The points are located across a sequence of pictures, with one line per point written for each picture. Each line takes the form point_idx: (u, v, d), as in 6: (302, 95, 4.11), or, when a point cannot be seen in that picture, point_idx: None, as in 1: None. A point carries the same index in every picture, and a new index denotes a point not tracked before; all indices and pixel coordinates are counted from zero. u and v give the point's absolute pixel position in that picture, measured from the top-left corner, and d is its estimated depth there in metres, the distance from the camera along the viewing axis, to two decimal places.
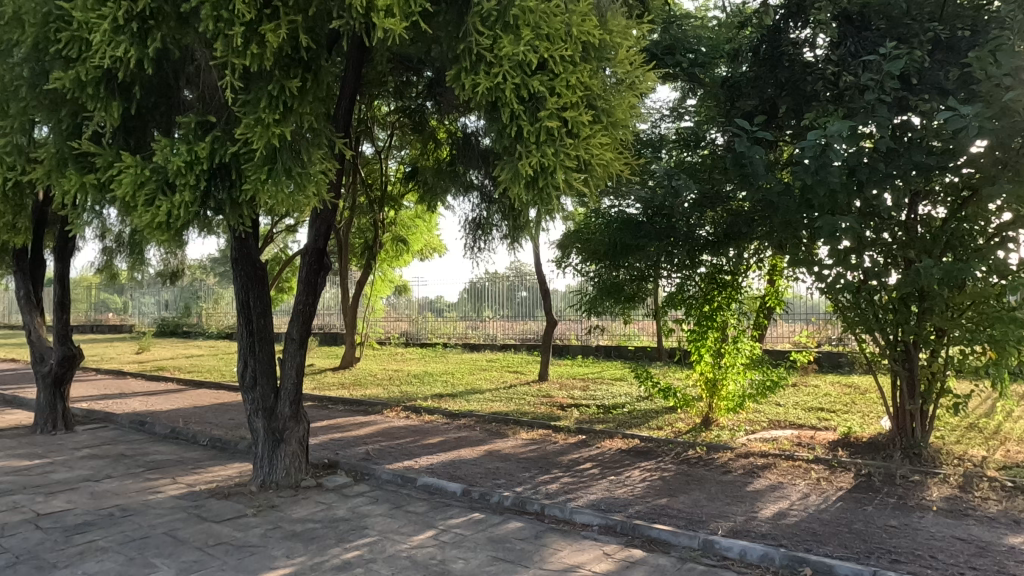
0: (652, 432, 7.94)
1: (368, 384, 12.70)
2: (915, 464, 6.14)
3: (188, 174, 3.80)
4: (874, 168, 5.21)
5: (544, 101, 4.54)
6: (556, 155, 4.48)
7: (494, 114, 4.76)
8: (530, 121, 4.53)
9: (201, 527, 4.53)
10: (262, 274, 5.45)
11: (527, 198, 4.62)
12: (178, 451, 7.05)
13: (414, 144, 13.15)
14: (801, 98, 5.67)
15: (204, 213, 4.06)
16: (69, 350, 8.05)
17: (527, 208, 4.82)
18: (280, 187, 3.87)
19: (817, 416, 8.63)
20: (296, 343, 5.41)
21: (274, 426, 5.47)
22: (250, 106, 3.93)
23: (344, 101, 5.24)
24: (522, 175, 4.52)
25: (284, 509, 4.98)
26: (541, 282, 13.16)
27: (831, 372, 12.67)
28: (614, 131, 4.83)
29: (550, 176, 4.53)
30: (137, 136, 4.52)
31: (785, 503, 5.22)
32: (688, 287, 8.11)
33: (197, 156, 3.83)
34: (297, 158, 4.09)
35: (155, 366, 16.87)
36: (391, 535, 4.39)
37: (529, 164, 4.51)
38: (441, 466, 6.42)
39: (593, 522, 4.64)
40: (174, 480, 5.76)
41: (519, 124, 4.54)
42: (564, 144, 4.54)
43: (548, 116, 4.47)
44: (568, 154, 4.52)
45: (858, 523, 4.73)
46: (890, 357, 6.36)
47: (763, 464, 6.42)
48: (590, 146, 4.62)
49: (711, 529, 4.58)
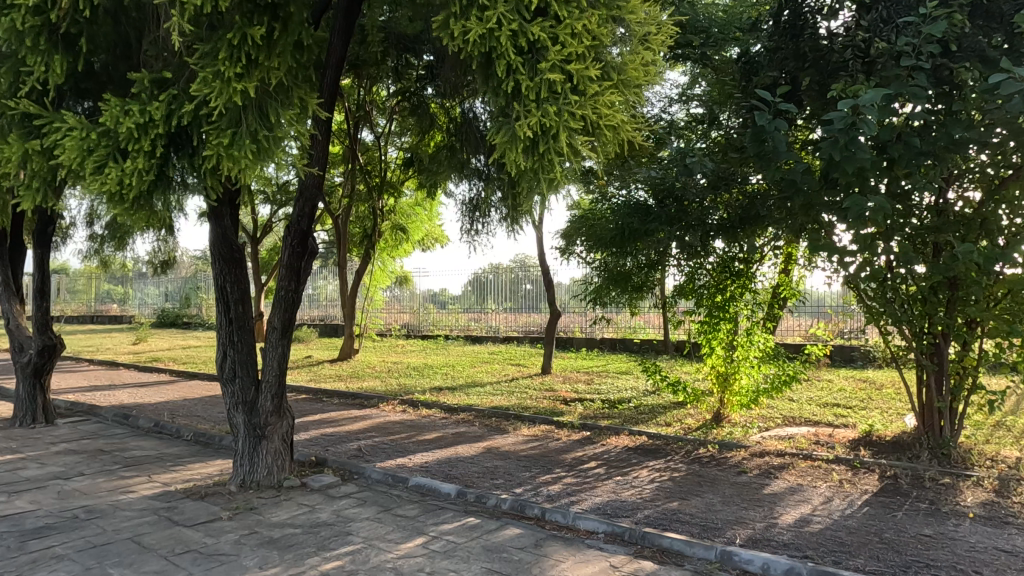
0: (660, 429, 7.53)
1: (366, 376, 12.33)
2: (944, 465, 5.72)
3: (142, 139, 3.50)
4: (908, 145, 4.74)
5: (545, 52, 4.15)
6: (559, 120, 4.09)
7: (489, 70, 4.37)
8: (529, 74, 4.14)
9: (170, 532, 4.15)
10: (240, 257, 5.04)
11: (525, 163, 4.23)
12: (160, 446, 6.67)
13: (415, 130, 12.79)
14: (826, 71, 5.22)
15: (167, 184, 3.75)
16: (48, 340, 7.68)
17: (526, 181, 4.42)
18: (245, 152, 3.53)
19: (833, 412, 8.22)
20: (278, 332, 5.01)
21: (255, 421, 5.09)
22: (208, 58, 3.56)
23: (331, 70, 4.89)
24: (520, 138, 4.13)
25: (263, 512, 4.60)
26: (545, 273, 12.75)
27: (843, 366, 12.26)
28: (623, 90, 4.49)
29: (552, 140, 4.15)
30: (91, 100, 4.54)
31: (807, 508, 4.81)
32: (698, 277, 7.69)
33: (151, 118, 3.50)
34: (264, 118, 3.73)
35: (150, 357, 16.52)
36: (377, 542, 4.00)
37: (527, 126, 4.11)
38: (436, 464, 6.03)
39: (598, 529, 4.25)
40: (150, 479, 5.37)
41: (517, 78, 4.15)
42: (569, 102, 4.15)
43: (550, 68, 4.09)
44: (573, 112, 4.13)
45: (889, 532, 4.31)
46: (918, 350, 5.93)
47: (780, 464, 6.01)
48: (596, 104, 4.24)
49: (728, 537, 4.18)
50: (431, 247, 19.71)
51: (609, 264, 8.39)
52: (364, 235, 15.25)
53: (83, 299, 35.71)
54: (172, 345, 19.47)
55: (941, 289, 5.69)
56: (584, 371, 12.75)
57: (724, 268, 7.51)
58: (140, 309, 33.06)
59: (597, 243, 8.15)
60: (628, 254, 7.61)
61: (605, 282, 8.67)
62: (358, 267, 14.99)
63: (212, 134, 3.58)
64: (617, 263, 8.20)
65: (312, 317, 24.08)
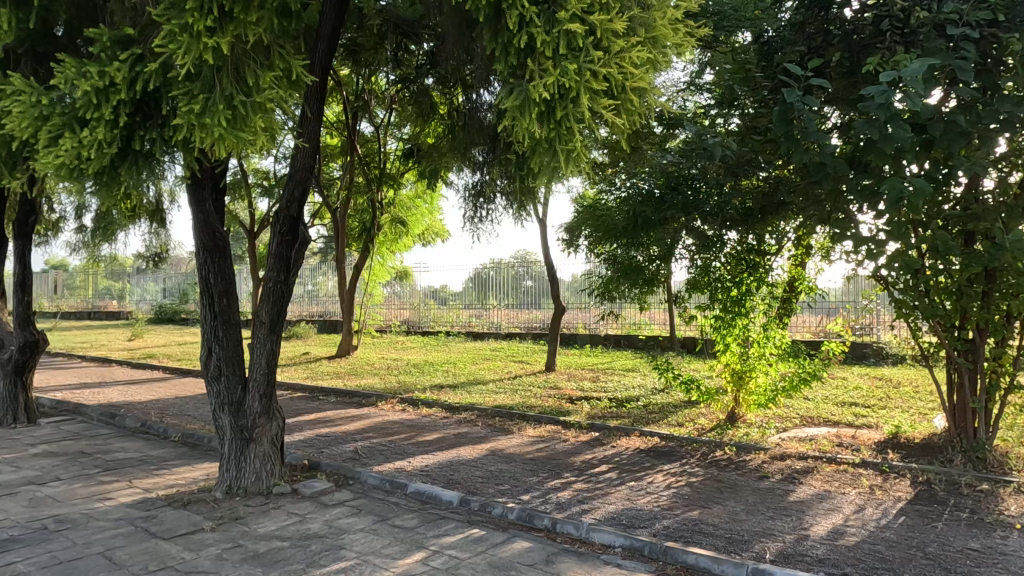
0: (673, 429, 7.16)
1: (364, 373, 11.97)
2: (980, 469, 5.34)
3: (103, 106, 3.29)
4: (951, 124, 4.32)
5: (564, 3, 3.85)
6: (579, 80, 3.82)
7: (499, 22, 4.10)
8: (545, 27, 3.87)
9: (146, 546, 3.79)
10: (223, 246, 4.65)
11: (540, 131, 4.00)
12: (145, 448, 6.30)
13: (415, 120, 12.44)
14: (858, 46, 4.82)
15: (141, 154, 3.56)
16: (30, 336, 7.32)
17: (537, 149, 4.12)
18: (217, 119, 3.21)
19: (852, 412, 7.85)
20: (266, 327, 4.65)
21: (242, 424, 4.73)
22: (174, 11, 3.24)
23: (323, 43, 4.51)
24: (534, 101, 3.89)
25: (249, 522, 4.23)
26: (549, 267, 12.38)
27: (856, 364, 11.90)
28: (653, 47, 4.16)
29: (569, 104, 3.92)
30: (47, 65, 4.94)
31: (838, 518, 4.44)
32: (713, 270, 7.31)
33: (112, 82, 3.29)
34: (241, 81, 3.43)
35: (144, 353, 16.15)
36: (372, 558, 3.63)
37: (543, 86, 3.85)
38: (437, 468, 5.67)
39: (615, 543, 3.88)
40: (130, 484, 5.01)
41: (531, 31, 3.87)
42: (591, 59, 3.86)
43: (570, 18, 3.79)
44: (595, 72, 3.86)
45: (932, 546, 3.94)
46: (951, 345, 5.56)
47: (803, 468, 5.64)
48: (623, 61, 3.95)
49: (757, 552, 3.81)
50: (431, 242, 19.33)
51: (619, 257, 8.02)
52: (363, 229, 14.87)
53: (82, 295, 35.37)
54: (168, 341, 19.11)
55: (979, 280, 5.30)
56: (589, 368, 12.38)
57: (739, 260, 7.14)
58: (139, 305, 32.71)
59: (607, 234, 7.78)
60: (639, 247, 7.25)
61: (614, 275, 8.31)
62: (356, 262, 14.62)
63: (182, 99, 3.29)
64: (627, 255, 7.84)
65: (312, 313, 23.72)
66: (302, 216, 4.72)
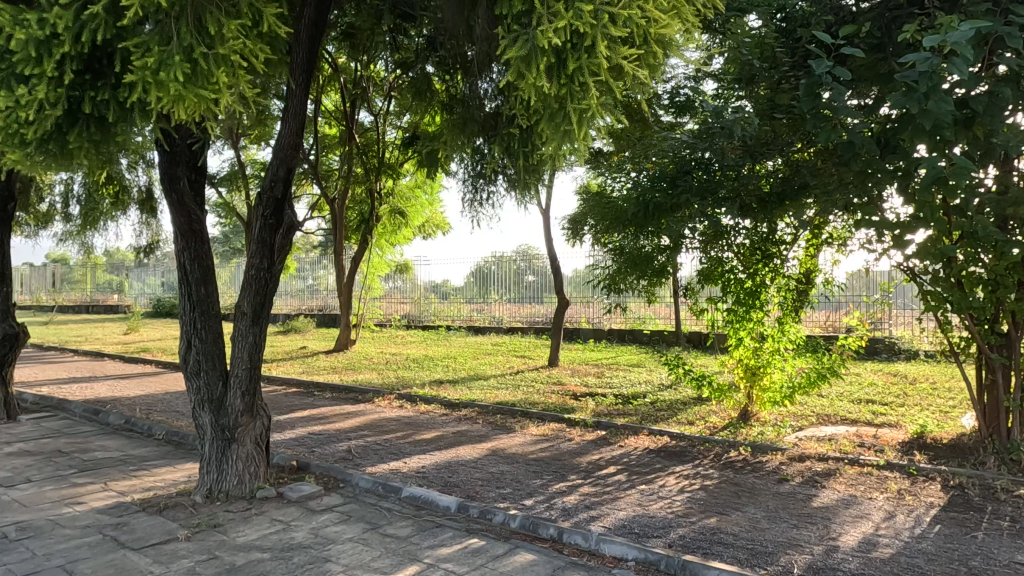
0: (683, 428, 6.82)
1: (362, 368, 11.64)
2: (1016, 473, 4.97)
3: (45, 61, 3.09)
4: (997, 96, 3.95)
5: None
6: (595, 23, 3.45)
7: None
8: None
9: (112, 558, 3.45)
10: (201, 231, 4.28)
11: (551, 86, 3.69)
12: (126, 447, 5.96)
13: (415, 108, 12.11)
14: (887, 21, 4.50)
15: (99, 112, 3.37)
16: (10, 330, 7.02)
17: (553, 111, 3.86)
18: (171, 72, 2.93)
19: (869, 410, 7.51)
20: (248, 318, 4.30)
21: (223, 422, 4.39)
22: None
23: (309, 10, 4.15)
24: (542, 50, 3.54)
25: (228, 530, 3.89)
26: (552, 259, 12.01)
27: (869, 360, 11.57)
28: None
29: (581, 56, 3.58)
30: None
31: (869, 526, 4.10)
32: (727, 260, 6.96)
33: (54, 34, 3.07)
34: (202, 30, 3.11)
35: (139, 347, 15.81)
36: (361, 573, 3.29)
37: (553, 33, 3.49)
38: (434, 469, 5.33)
39: (628, 555, 3.54)
40: (105, 487, 4.67)
41: None
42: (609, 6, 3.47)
43: None
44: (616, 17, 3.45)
45: (976, 559, 3.60)
46: (986, 340, 5.20)
47: (824, 471, 5.29)
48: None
49: (784, 566, 3.47)
50: (431, 235, 18.97)
51: (629, 247, 7.66)
52: (360, 220, 14.50)
53: (82, 288, 35.08)
54: (165, 335, 18.79)
55: (1019, 268, 4.90)
56: (593, 363, 12.03)
57: (755, 250, 6.77)
58: (138, 298, 32.42)
59: (617, 223, 7.42)
60: (650, 236, 6.89)
61: (624, 268, 7.94)
62: (354, 254, 14.26)
63: (135, 53, 3.03)
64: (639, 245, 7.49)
65: (311, 307, 23.38)
66: (288, 199, 4.36)
